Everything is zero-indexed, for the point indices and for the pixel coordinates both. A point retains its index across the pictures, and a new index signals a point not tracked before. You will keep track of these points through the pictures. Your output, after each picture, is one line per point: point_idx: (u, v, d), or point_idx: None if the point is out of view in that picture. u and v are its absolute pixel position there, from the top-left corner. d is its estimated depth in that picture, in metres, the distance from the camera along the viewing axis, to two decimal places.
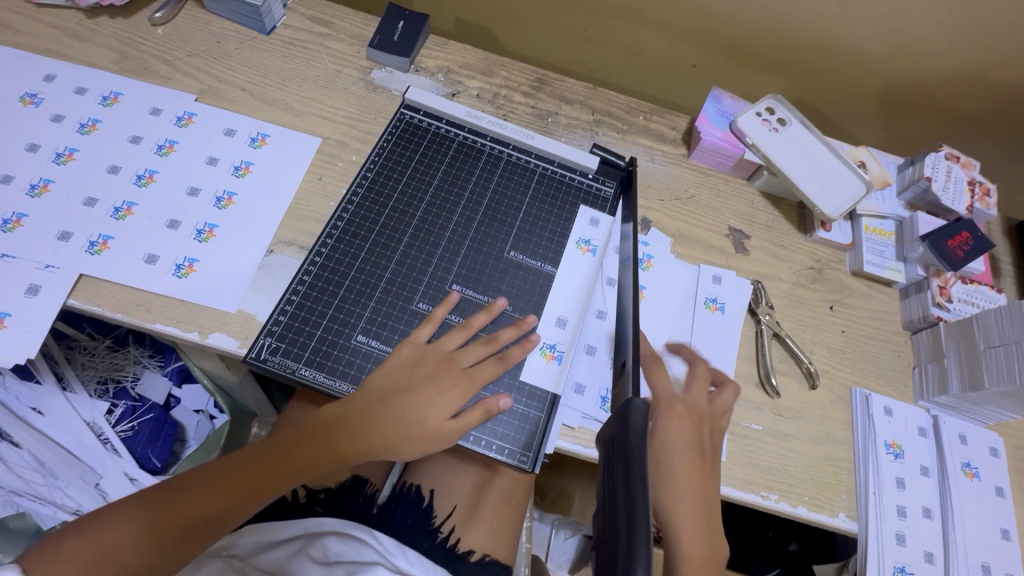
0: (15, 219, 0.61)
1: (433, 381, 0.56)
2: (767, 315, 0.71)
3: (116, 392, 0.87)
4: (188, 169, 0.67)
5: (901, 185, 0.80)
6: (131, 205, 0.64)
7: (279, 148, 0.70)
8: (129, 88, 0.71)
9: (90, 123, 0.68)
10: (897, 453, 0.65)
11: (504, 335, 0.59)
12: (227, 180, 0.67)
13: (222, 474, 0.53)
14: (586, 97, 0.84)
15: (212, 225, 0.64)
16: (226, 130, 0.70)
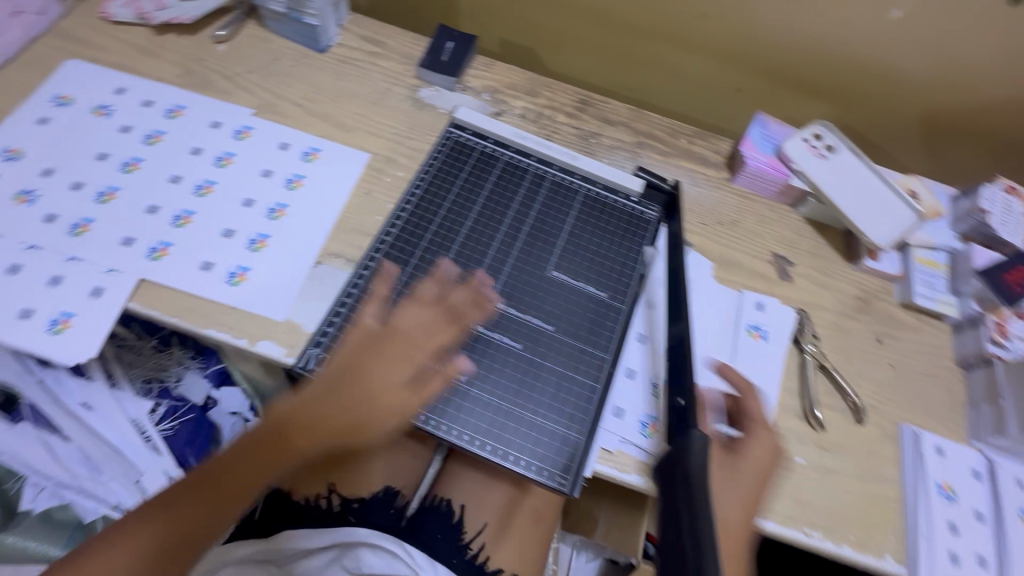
0: (83, 224, 0.64)
1: (377, 355, 0.55)
2: (812, 345, 0.69)
3: (160, 391, 0.90)
4: (243, 180, 0.70)
5: (955, 216, 0.78)
6: (190, 213, 0.66)
7: (329, 162, 0.73)
8: (192, 102, 0.75)
9: (154, 135, 0.71)
10: (950, 496, 0.63)
11: (455, 295, 0.58)
12: (280, 193, 0.69)
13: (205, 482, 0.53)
14: (629, 119, 0.85)
15: (265, 235, 0.66)
16: (280, 144, 0.73)
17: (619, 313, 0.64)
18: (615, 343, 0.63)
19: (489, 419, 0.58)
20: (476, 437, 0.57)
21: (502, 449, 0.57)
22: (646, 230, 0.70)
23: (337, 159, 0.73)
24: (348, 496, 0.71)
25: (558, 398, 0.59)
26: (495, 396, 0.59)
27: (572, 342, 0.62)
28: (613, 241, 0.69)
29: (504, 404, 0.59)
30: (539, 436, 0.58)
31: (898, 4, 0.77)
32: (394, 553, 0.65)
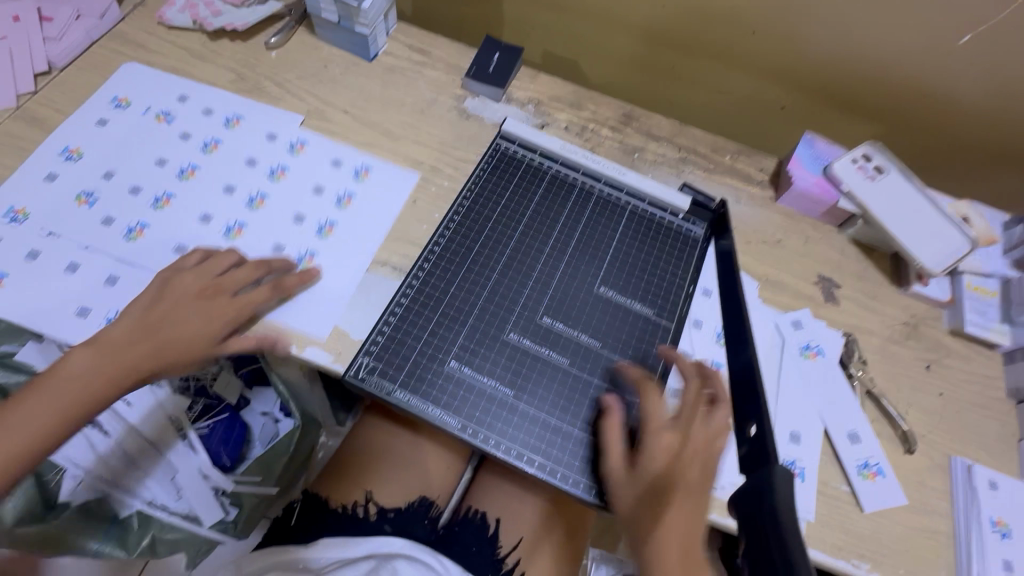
0: (138, 229, 0.65)
1: (196, 310, 0.59)
2: (860, 370, 0.68)
3: (197, 389, 0.92)
4: (295, 195, 0.70)
5: (1008, 243, 0.76)
6: (242, 225, 0.67)
7: (380, 180, 0.73)
8: (250, 113, 0.76)
9: (212, 144, 0.72)
10: (1003, 532, 0.61)
11: (288, 283, 0.62)
12: (330, 210, 0.70)
13: (70, 390, 0.55)
14: (672, 134, 0.85)
15: (313, 251, 0.66)
16: (333, 161, 0.73)
17: (665, 330, 0.64)
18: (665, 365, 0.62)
19: (538, 435, 0.58)
20: (526, 452, 0.57)
21: (550, 466, 0.57)
22: (691, 246, 0.70)
23: (391, 180, 0.73)
24: (384, 506, 0.72)
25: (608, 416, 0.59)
26: (543, 411, 0.59)
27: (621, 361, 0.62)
28: (660, 263, 0.68)
29: (553, 420, 0.58)
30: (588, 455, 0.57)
31: (966, 30, 0.75)
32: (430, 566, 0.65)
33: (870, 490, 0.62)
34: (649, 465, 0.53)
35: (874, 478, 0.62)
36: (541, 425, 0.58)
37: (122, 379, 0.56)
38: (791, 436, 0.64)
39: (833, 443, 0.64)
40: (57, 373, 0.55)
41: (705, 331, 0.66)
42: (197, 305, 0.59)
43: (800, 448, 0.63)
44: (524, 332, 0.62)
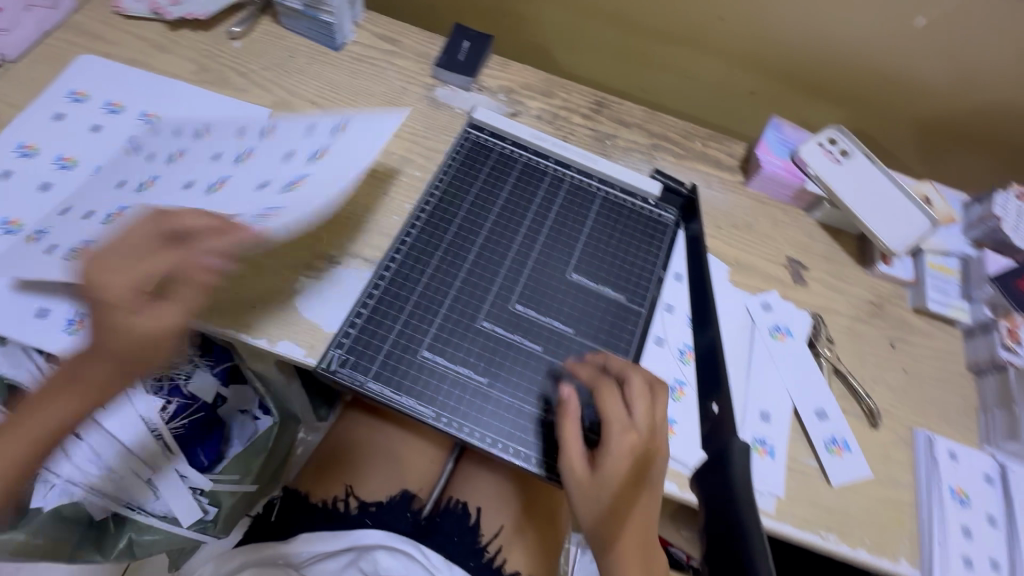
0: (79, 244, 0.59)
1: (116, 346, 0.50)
2: (827, 349, 0.70)
3: (170, 389, 0.87)
4: (247, 192, 0.62)
5: (967, 223, 0.79)
6: (182, 216, 0.60)
7: (335, 160, 0.65)
8: (240, 112, 0.74)
9: (203, 130, 0.70)
10: (963, 500, 0.63)
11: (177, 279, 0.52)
12: (275, 196, 0.61)
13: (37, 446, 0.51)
14: (644, 121, 0.85)
15: (286, 257, 0.60)
16: (286, 152, 0.65)
17: (636, 316, 0.65)
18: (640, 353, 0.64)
19: (513, 423, 0.59)
20: (500, 440, 0.58)
21: (526, 453, 0.58)
22: (662, 232, 0.71)
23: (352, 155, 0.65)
24: (365, 500, 0.72)
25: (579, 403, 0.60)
26: (516, 398, 0.59)
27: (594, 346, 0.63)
28: (637, 262, 0.68)
29: (528, 407, 0.59)
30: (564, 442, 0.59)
31: (921, 13, 0.77)
32: (411, 556, 0.66)
33: (837, 465, 0.63)
34: (611, 471, 0.53)
35: (840, 453, 0.64)
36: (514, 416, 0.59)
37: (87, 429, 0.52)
38: (761, 415, 0.65)
39: (802, 420, 0.66)
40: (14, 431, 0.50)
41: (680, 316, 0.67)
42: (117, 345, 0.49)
43: (770, 426, 0.65)
44: (494, 321, 0.62)
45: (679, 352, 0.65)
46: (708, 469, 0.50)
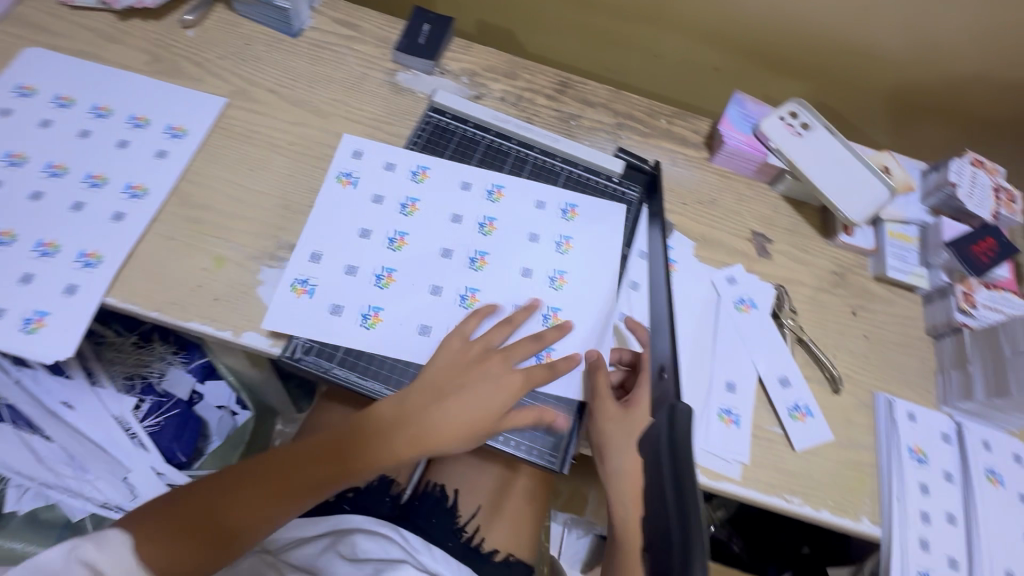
0: (373, 313, 0.62)
1: (486, 378, 0.59)
2: (790, 319, 0.72)
3: (143, 388, 0.88)
4: (358, 209, 0.68)
5: (924, 191, 0.80)
6: (306, 282, 0.63)
7: (429, 211, 0.69)
8: (200, 103, 0.72)
9: (173, 127, 0.70)
10: (921, 459, 0.66)
11: (549, 335, 0.62)
12: (385, 254, 0.66)
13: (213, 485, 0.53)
14: (608, 100, 0.85)
15: (390, 268, 0.65)
16: (387, 165, 0.71)
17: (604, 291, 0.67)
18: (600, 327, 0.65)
19: None
20: None
21: (492, 430, 0.61)
22: (623, 207, 0.72)
23: (450, 211, 0.69)
24: (343, 486, 0.72)
25: (540, 382, 0.62)
26: None
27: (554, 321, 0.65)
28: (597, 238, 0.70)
29: None
30: (529, 418, 0.61)
31: None
32: (389, 539, 0.65)
33: (800, 430, 0.65)
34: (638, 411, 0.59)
35: (803, 419, 0.66)
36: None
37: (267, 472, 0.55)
38: (726, 386, 0.66)
39: (766, 389, 0.67)
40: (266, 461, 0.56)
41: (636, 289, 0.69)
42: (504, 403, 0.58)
43: (735, 396, 0.66)
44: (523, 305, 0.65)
45: (631, 320, 0.68)
46: (645, 437, 0.39)
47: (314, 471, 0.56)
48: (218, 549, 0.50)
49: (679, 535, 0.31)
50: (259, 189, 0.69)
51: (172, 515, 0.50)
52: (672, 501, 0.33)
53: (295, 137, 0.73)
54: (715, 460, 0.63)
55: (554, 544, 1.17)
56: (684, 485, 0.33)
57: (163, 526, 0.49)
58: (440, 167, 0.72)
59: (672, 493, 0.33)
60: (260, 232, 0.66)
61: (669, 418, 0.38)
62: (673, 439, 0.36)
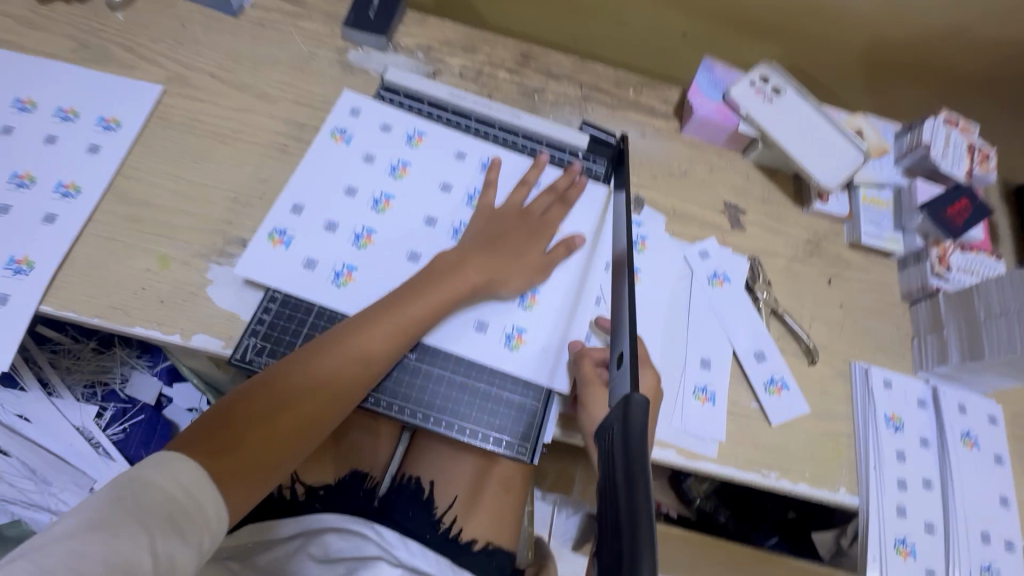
0: (345, 272, 0.62)
1: (516, 230, 0.65)
2: (765, 292, 0.70)
3: (106, 394, 0.86)
4: (346, 165, 0.67)
5: (899, 152, 0.78)
6: (284, 233, 0.62)
7: (418, 178, 0.68)
8: (134, 91, 0.68)
9: (107, 118, 0.65)
10: (897, 426, 0.65)
11: (561, 182, 0.69)
12: (367, 215, 0.65)
13: (242, 408, 0.50)
14: (573, 72, 0.81)
15: (370, 229, 0.64)
16: (383, 125, 0.70)
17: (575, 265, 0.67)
18: (567, 303, 0.65)
19: (444, 394, 0.60)
20: (430, 414, 0.59)
21: (457, 424, 0.59)
22: (591, 182, 0.72)
23: (440, 179, 0.68)
24: (313, 484, 0.68)
25: (504, 364, 0.61)
26: (446, 369, 0.60)
27: (523, 300, 0.64)
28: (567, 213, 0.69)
29: (456, 377, 0.60)
30: (496, 408, 0.60)
31: None
32: (362, 535, 0.61)
33: (776, 404, 0.64)
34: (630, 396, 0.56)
35: (779, 392, 0.65)
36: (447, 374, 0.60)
37: (295, 377, 0.52)
38: (701, 363, 0.65)
39: (741, 363, 0.66)
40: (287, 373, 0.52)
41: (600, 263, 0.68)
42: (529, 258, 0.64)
43: (710, 373, 0.65)
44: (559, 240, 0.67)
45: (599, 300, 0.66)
46: (601, 429, 0.37)
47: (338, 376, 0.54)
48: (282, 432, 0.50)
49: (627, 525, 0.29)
50: (203, 182, 0.64)
51: (253, 404, 0.50)
52: (623, 500, 0.31)
53: (240, 124, 0.69)
54: (691, 439, 0.62)
55: (543, 527, 1.17)
56: (633, 481, 0.31)
57: (216, 433, 0.47)
58: (437, 133, 0.71)
59: (623, 493, 0.31)
60: (206, 227, 0.62)
61: (623, 411, 0.35)
62: (626, 434, 0.34)
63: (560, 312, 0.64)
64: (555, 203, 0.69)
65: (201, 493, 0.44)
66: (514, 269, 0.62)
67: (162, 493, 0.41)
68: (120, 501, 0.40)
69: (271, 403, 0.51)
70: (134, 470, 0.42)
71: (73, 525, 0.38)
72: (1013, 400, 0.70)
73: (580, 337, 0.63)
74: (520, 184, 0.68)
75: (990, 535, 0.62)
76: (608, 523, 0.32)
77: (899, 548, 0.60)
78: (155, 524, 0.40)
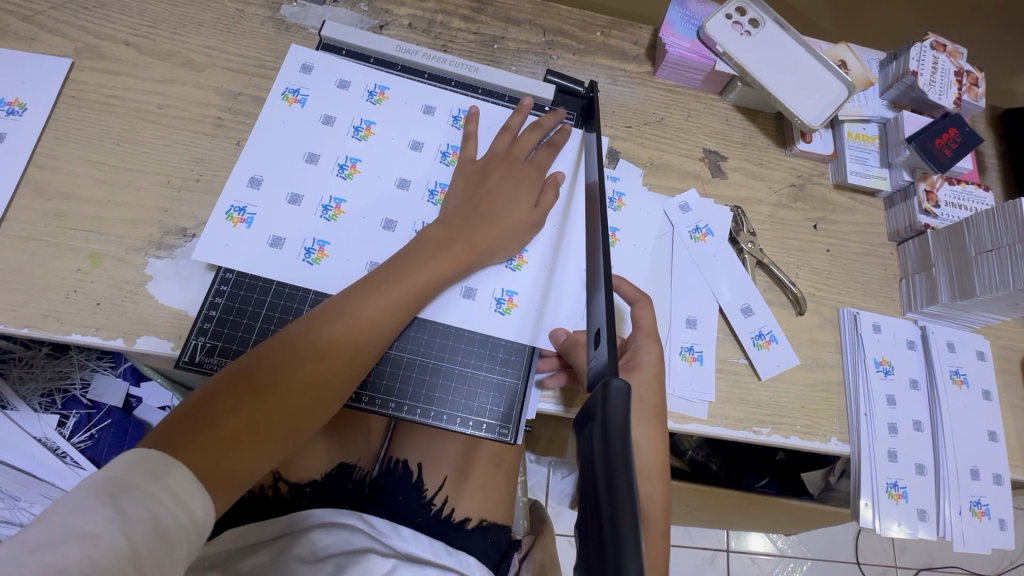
0: (317, 247, 0.56)
1: (507, 181, 0.60)
2: (749, 242, 0.67)
3: (66, 402, 0.82)
4: (303, 130, 0.60)
5: (884, 83, 0.73)
6: (243, 210, 0.56)
7: (386, 139, 0.62)
8: (36, 66, 0.60)
9: (10, 100, 0.58)
10: (887, 370, 0.64)
11: (546, 125, 0.65)
12: (333, 183, 0.59)
13: (224, 394, 0.44)
14: (534, 15, 0.74)
15: (339, 199, 0.58)
16: (340, 82, 0.63)
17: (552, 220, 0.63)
18: (552, 260, 0.61)
19: (416, 380, 0.56)
20: (404, 402, 0.55)
21: (434, 411, 0.55)
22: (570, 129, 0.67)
23: (409, 137, 0.62)
24: (298, 481, 0.64)
25: (490, 329, 0.57)
26: (417, 353, 0.56)
27: (511, 260, 0.60)
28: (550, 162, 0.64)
29: (429, 361, 0.56)
30: (474, 390, 0.57)
31: None
32: (351, 528, 0.59)
33: (765, 358, 0.62)
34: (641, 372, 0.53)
35: (767, 346, 0.62)
36: (422, 356, 0.56)
37: (284, 355, 0.47)
38: (687, 322, 0.62)
39: (728, 319, 0.63)
40: (275, 352, 0.47)
41: (577, 222, 0.63)
42: (526, 211, 0.59)
43: (697, 332, 0.62)
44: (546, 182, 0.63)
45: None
46: (580, 417, 0.34)
47: (332, 352, 0.48)
48: (269, 424, 0.45)
49: (607, 514, 0.27)
50: (130, 167, 0.58)
51: (238, 390, 0.44)
52: (604, 501, 0.28)
53: (166, 98, 0.61)
54: (681, 402, 0.59)
55: (541, 490, 1.17)
56: (615, 481, 0.28)
57: (194, 428, 0.42)
58: (400, 87, 0.64)
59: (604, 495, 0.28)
60: (141, 217, 0.56)
61: (601, 398, 0.32)
62: (606, 425, 0.30)
63: (544, 273, 0.60)
64: (546, 150, 0.64)
65: (186, 495, 0.38)
66: (506, 227, 0.57)
67: (151, 499, 0.36)
68: (103, 507, 0.35)
69: (256, 386, 0.45)
70: (115, 471, 0.37)
71: (46, 536, 0.33)
72: (1000, 334, 0.69)
73: (565, 326, 0.58)
74: (502, 132, 0.63)
75: (979, 470, 0.62)
76: (587, 528, 0.29)
77: (891, 492, 0.60)
78: (142, 535, 0.35)
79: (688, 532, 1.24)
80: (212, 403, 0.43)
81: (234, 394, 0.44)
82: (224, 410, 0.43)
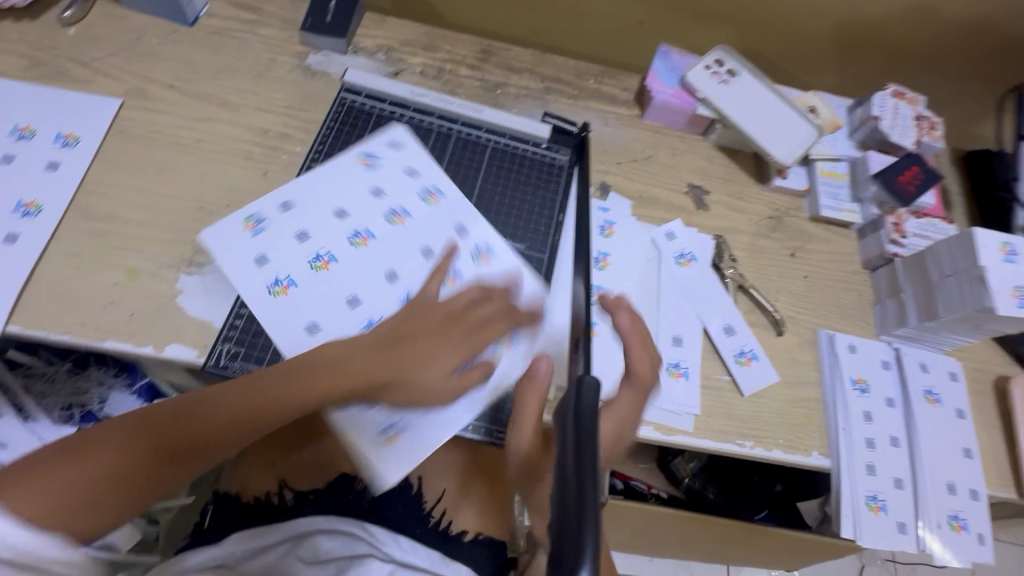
0: (284, 283, 0.60)
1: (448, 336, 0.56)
2: (731, 268, 0.72)
3: (83, 416, 0.84)
4: (344, 181, 0.66)
5: (851, 126, 0.80)
6: (258, 220, 0.62)
7: (410, 232, 0.65)
8: (91, 105, 0.67)
9: (66, 133, 0.65)
10: (863, 388, 0.67)
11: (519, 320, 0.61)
12: (342, 245, 0.62)
13: (118, 440, 0.47)
14: (534, 65, 0.82)
15: (331, 254, 0.62)
16: (409, 171, 0.68)
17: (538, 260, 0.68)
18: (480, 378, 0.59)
19: None
20: None
21: None
22: (552, 173, 0.74)
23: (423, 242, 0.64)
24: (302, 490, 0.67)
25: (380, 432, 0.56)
26: None
27: None
28: (550, 243, 0.69)
29: None
30: None
31: None
32: (353, 534, 0.61)
33: (747, 375, 0.66)
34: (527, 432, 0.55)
35: (749, 363, 0.67)
36: (380, 410, 0.57)
37: (188, 417, 0.49)
38: (673, 341, 0.67)
39: (711, 338, 0.68)
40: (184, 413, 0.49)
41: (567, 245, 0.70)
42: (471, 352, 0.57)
43: (683, 349, 0.66)
44: (501, 275, 0.64)
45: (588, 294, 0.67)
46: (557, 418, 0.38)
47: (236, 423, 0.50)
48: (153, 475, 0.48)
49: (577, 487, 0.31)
50: (167, 193, 0.64)
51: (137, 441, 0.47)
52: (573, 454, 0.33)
53: (202, 133, 0.68)
54: (668, 415, 0.63)
55: None
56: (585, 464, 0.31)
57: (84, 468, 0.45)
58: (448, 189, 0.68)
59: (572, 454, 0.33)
60: (174, 238, 0.62)
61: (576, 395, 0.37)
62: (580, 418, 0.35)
63: (529, 356, 0.61)
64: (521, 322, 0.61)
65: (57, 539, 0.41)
66: (440, 361, 0.56)
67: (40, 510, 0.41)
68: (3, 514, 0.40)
69: (149, 439, 0.47)
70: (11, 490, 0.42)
71: None
72: (971, 356, 0.74)
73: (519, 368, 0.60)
74: None
75: (955, 486, 0.65)
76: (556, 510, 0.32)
77: (871, 505, 0.63)
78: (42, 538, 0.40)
79: (687, 565, 1.24)
80: (101, 444, 0.46)
81: (126, 441, 0.47)
82: (111, 455, 0.46)
